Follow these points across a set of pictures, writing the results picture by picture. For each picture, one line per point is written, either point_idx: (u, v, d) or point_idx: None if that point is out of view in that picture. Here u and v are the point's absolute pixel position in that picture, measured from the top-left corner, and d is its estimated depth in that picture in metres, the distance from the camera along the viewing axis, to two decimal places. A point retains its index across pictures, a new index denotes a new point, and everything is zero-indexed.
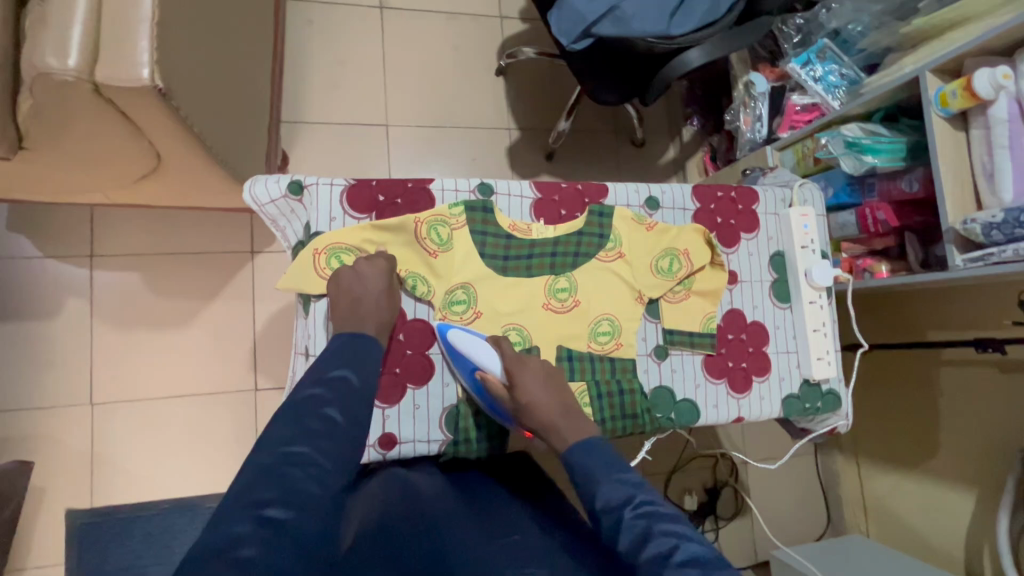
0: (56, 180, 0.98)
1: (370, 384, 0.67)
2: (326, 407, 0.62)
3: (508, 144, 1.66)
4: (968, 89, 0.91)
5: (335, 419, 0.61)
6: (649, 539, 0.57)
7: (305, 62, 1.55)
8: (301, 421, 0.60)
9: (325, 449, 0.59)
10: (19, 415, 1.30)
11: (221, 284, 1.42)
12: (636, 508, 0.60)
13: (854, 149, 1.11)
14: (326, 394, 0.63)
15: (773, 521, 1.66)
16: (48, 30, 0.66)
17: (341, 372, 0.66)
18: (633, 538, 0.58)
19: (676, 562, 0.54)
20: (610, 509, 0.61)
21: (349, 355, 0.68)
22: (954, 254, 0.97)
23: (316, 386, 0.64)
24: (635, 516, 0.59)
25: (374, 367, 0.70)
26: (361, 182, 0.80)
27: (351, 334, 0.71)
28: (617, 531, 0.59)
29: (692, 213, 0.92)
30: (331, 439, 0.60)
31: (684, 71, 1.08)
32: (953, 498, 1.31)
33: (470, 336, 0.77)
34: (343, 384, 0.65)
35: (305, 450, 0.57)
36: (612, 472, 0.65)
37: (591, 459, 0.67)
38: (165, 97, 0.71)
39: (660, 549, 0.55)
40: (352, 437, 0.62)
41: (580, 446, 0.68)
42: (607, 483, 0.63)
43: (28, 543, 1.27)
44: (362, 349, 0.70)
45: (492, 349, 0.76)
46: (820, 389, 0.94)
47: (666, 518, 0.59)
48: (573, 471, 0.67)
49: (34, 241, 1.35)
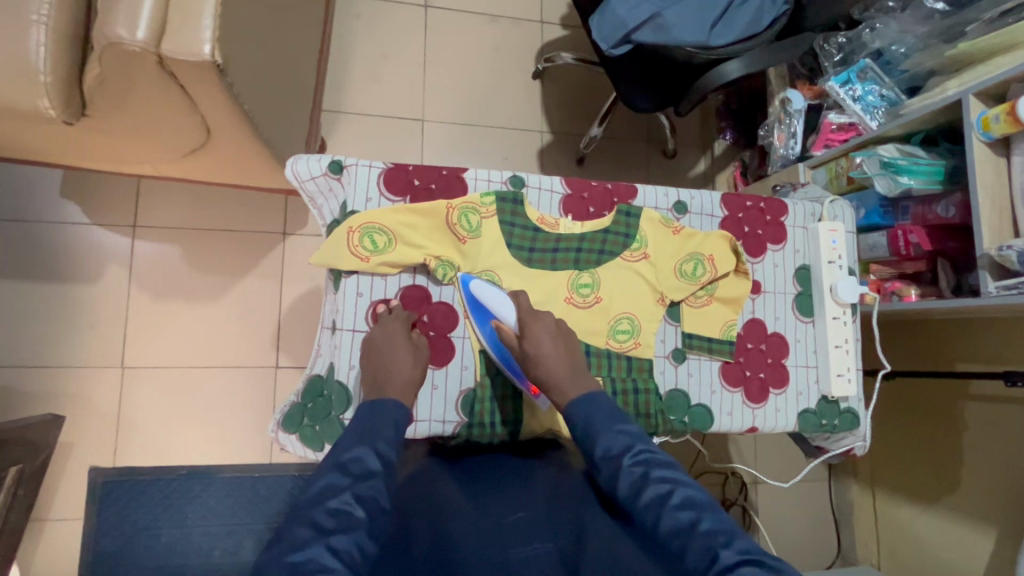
0: (111, 148, 1.03)
1: (390, 459, 0.64)
2: (340, 497, 0.58)
3: (539, 146, 1.68)
4: (1010, 114, 0.90)
5: (353, 512, 0.57)
6: (646, 485, 0.61)
7: (349, 54, 1.60)
8: (314, 517, 0.56)
9: (339, 547, 0.53)
10: (55, 371, 1.36)
11: (254, 262, 1.47)
12: (634, 456, 0.64)
13: (890, 170, 1.10)
14: (341, 481, 0.60)
15: (781, 544, 1.63)
16: (121, 4, 0.70)
17: (355, 454, 0.63)
18: (632, 483, 0.62)
19: (673, 505, 0.59)
20: (609, 457, 0.65)
21: (364, 431, 0.66)
22: (987, 280, 0.95)
23: (331, 474, 0.61)
24: (633, 464, 0.63)
25: (390, 437, 0.67)
26: (398, 166, 0.83)
27: (375, 400, 0.71)
28: (616, 478, 0.63)
29: (720, 220, 0.93)
30: (346, 532, 0.55)
31: (721, 83, 1.09)
32: (971, 536, 1.28)
33: (494, 288, 0.80)
34: (359, 465, 0.61)
35: (319, 554, 0.52)
36: (612, 422, 0.67)
37: (590, 411, 0.69)
38: (222, 73, 0.75)
39: (657, 493, 0.60)
40: (372, 525, 0.57)
41: (580, 402, 0.70)
42: (606, 432, 0.67)
43: (52, 495, 1.33)
44: (381, 419, 0.68)
45: (510, 302, 0.79)
46: (838, 406, 0.93)
47: (662, 464, 0.63)
48: (573, 422, 0.70)
49: (83, 208, 1.42)
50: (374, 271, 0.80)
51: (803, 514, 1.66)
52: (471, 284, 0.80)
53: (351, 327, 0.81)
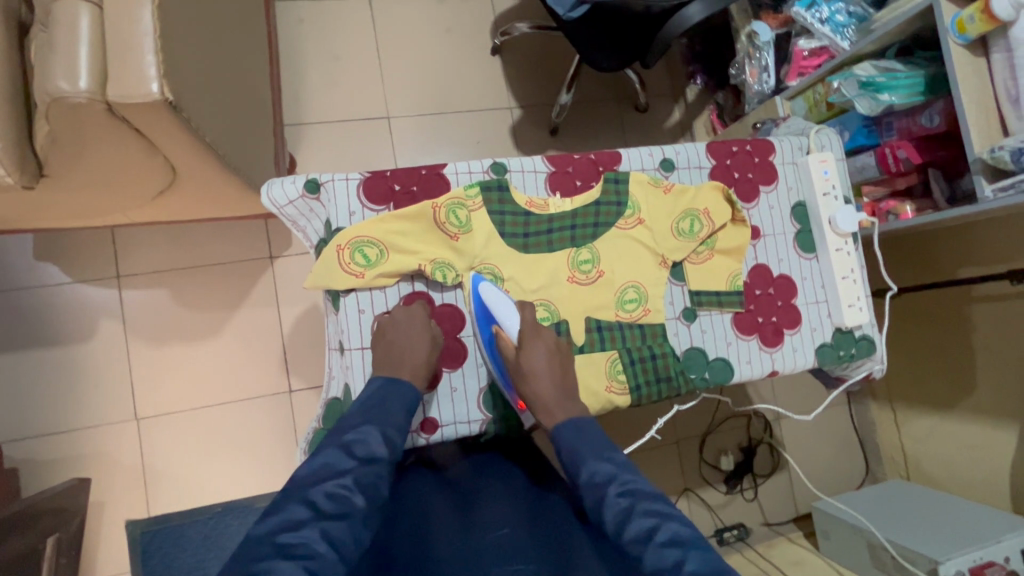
0: (78, 204, 1.00)
1: (394, 444, 0.68)
2: (341, 482, 0.61)
3: (511, 122, 1.65)
4: (986, 12, 0.87)
5: (352, 499, 0.60)
6: (630, 519, 0.60)
7: (300, 62, 1.55)
8: (313, 497, 0.60)
9: (333, 534, 0.57)
10: (70, 435, 1.35)
11: (246, 291, 1.45)
12: (620, 486, 0.64)
13: (869, 89, 1.08)
14: (346, 462, 0.63)
15: (812, 473, 1.67)
16: (56, 55, 0.67)
17: (361, 436, 0.66)
18: (616, 515, 0.62)
19: (657, 541, 0.58)
20: (593, 485, 0.66)
21: (372, 411, 0.70)
22: (983, 185, 0.94)
23: (335, 452, 0.64)
24: (619, 494, 0.63)
25: (397, 421, 0.70)
26: (375, 174, 0.81)
27: (391, 378, 0.74)
28: (601, 507, 0.63)
29: (709, 170, 0.91)
30: (343, 519, 0.58)
31: (686, 27, 1.07)
32: (994, 437, 1.30)
33: (502, 296, 0.79)
34: (363, 447, 0.65)
35: (312, 540, 0.56)
36: (598, 451, 0.69)
37: (576, 437, 0.71)
38: (175, 109, 0.72)
39: (641, 528, 0.59)
40: (367, 513, 0.61)
41: (566, 426, 0.72)
42: (590, 461, 0.68)
43: (95, 556, 1.33)
44: (388, 399, 0.71)
45: (517, 313, 0.78)
46: (853, 335, 0.93)
47: (649, 498, 0.63)
48: (560, 450, 0.71)
49: (62, 267, 1.38)
50: (371, 285, 0.79)
51: (828, 441, 1.69)
52: (481, 285, 0.79)
53: (359, 345, 0.80)
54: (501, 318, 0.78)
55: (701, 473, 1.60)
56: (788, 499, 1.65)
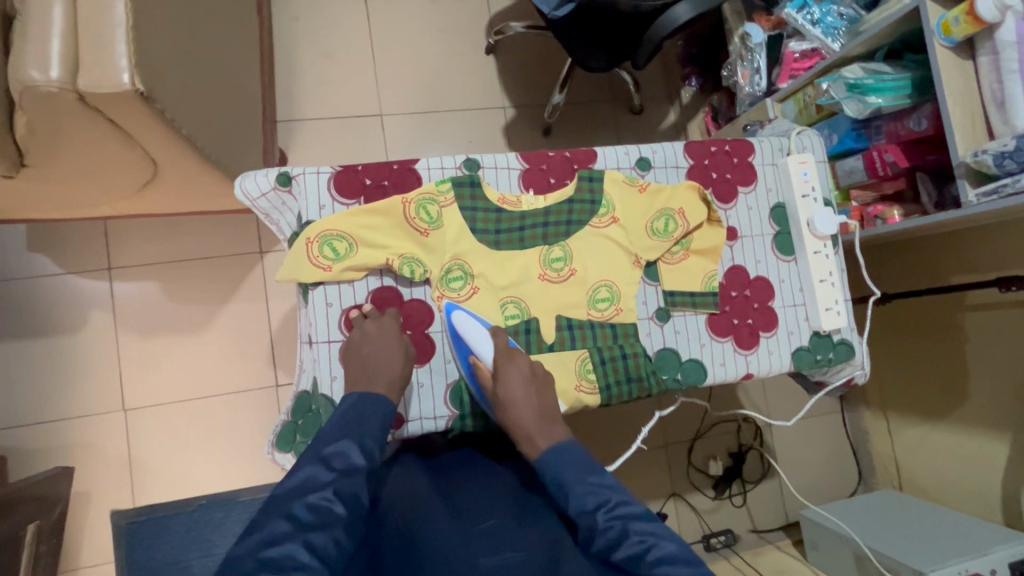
0: (63, 194, 1.01)
1: (374, 454, 0.65)
2: (321, 493, 0.59)
3: (504, 122, 1.64)
4: (971, 14, 0.86)
5: (333, 509, 0.59)
6: (623, 542, 0.58)
7: (295, 59, 1.56)
8: (292, 511, 0.58)
9: (316, 544, 0.56)
10: (58, 425, 1.37)
11: (235, 285, 1.45)
12: (610, 512, 0.61)
13: (857, 91, 1.06)
14: (325, 476, 0.61)
15: (802, 481, 1.65)
16: (30, 45, 0.68)
17: (340, 449, 0.63)
18: (609, 541, 0.59)
19: (651, 562, 0.56)
20: (584, 513, 0.62)
21: (348, 423, 0.67)
22: (966, 190, 0.93)
23: (314, 466, 0.62)
24: (609, 520, 0.60)
25: (376, 431, 0.67)
26: (347, 168, 0.81)
27: (362, 394, 0.71)
28: (593, 535, 0.60)
29: (686, 170, 0.90)
30: (324, 530, 0.57)
31: (672, 28, 1.06)
32: (986, 447, 1.28)
33: (479, 326, 0.77)
34: (343, 460, 0.63)
35: (295, 550, 0.55)
36: (585, 476, 0.65)
37: (561, 464, 0.66)
38: (148, 100, 0.72)
39: (636, 550, 0.57)
40: (349, 521, 0.60)
41: (550, 454, 0.67)
42: (578, 488, 0.63)
43: (79, 545, 1.34)
44: (365, 409, 0.69)
45: (490, 341, 0.76)
46: (831, 340, 0.92)
47: (639, 518, 0.60)
48: (546, 480, 0.66)
49: (54, 258, 1.40)
50: (339, 279, 0.79)
51: (819, 449, 1.67)
52: (454, 313, 0.78)
53: (326, 339, 0.80)
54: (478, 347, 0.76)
55: (688, 478, 1.59)
56: (777, 506, 1.63)
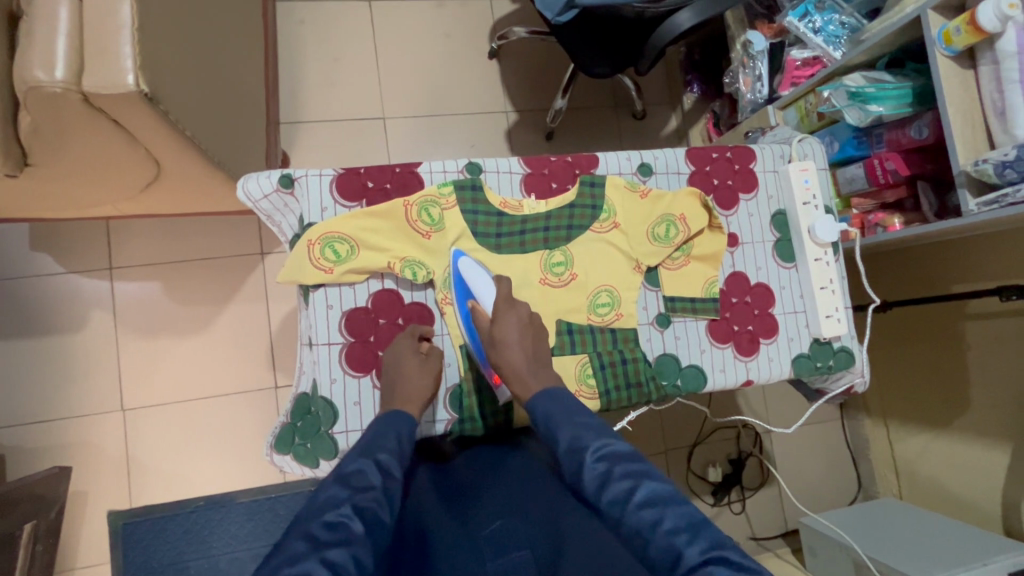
0: (66, 194, 1.01)
1: (393, 474, 0.63)
2: (339, 509, 0.56)
3: (507, 126, 1.65)
4: (972, 24, 0.86)
5: (351, 526, 0.55)
6: (608, 483, 0.58)
7: (299, 62, 1.56)
8: (311, 530, 0.54)
9: (335, 561, 0.51)
10: (56, 424, 1.36)
11: (236, 287, 1.46)
12: (596, 452, 0.60)
13: (858, 99, 1.07)
14: (342, 492, 0.59)
15: (802, 489, 1.64)
16: (36, 45, 0.68)
17: (357, 467, 0.62)
18: (595, 479, 0.59)
19: (636, 502, 0.56)
20: (572, 452, 0.61)
21: (367, 446, 0.66)
22: (968, 199, 0.93)
23: (331, 485, 0.60)
24: (596, 460, 0.60)
25: (393, 451, 0.66)
26: (349, 171, 0.81)
27: (384, 417, 0.71)
28: (579, 473, 0.60)
29: (687, 176, 0.91)
30: (343, 545, 0.53)
31: (675, 35, 1.07)
32: (987, 456, 1.27)
33: (482, 272, 0.80)
34: (361, 477, 0.61)
35: (313, 567, 0.50)
36: (574, 416, 0.64)
37: (552, 406, 0.66)
38: (152, 102, 0.73)
39: (620, 491, 0.57)
40: (370, 542, 0.55)
41: (540, 396, 0.68)
42: (567, 428, 0.63)
43: (75, 545, 1.34)
44: (382, 432, 0.68)
45: (493, 288, 0.78)
46: (831, 347, 0.92)
47: (625, 459, 0.60)
48: (536, 419, 0.66)
49: (55, 258, 1.40)
50: (340, 281, 0.79)
51: (819, 457, 1.66)
52: (460, 260, 0.80)
53: (327, 341, 0.80)
54: (478, 292, 0.78)
55: (688, 484, 1.58)
56: (777, 514, 1.63)
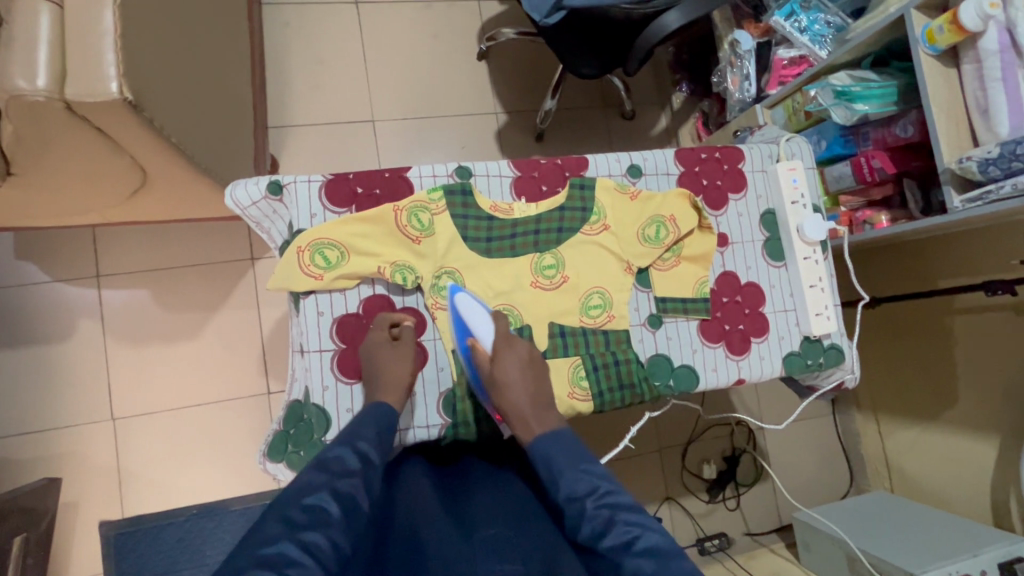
0: (50, 202, 1.00)
1: (371, 463, 0.63)
2: (317, 495, 0.56)
3: (496, 127, 1.65)
4: (954, 23, 0.87)
5: (328, 509, 0.55)
6: (609, 530, 0.57)
7: (287, 65, 1.55)
8: (289, 510, 0.53)
9: (313, 543, 0.51)
10: (44, 435, 1.35)
11: (226, 292, 1.44)
12: (599, 499, 0.60)
13: (844, 99, 1.08)
14: (320, 478, 0.58)
15: (795, 484, 1.66)
16: (15, 54, 0.67)
17: (336, 454, 0.62)
18: (595, 528, 0.58)
19: (635, 550, 0.55)
20: (573, 499, 0.61)
21: (346, 434, 0.65)
22: (952, 196, 0.94)
23: (310, 470, 0.59)
24: (597, 507, 0.59)
25: (372, 439, 0.66)
26: (338, 177, 0.81)
27: (365, 409, 0.71)
28: (580, 520, 0.59)
29: (677, 177, 0.91)
30: (320, 528, 0.52)
31: (662, 36, 1.07)
32: (978, 448, 1.28)
33: (479, 309, 0.78)
34: (340, 465, 0.60)
35: (290, 549, 0.49)
36: (577, 463, 0.64)
37: (555, 448, 0.66)
38: (136, 109, 0.72)
39: (619, 539, 0.56)
40: (347, 525, 0.55)
41: (546, 439, 0.67)
42: (570, 473, 0.63)
43: (66, 558, 1.32)
44: (362, 423, 0.68)
45: (490, 325, 0.78)
46: (821, 344, 0.92)
47: (627, 510, 0.59)
48: (538, 463, 0.66)
49: (41, 266, 1.38)
50: (331, 287, 0.79)
51: (812, 451, 1.68)
52: (457, 295, 0.79)
53: (318, 348, 0.79)
54: (476, 334, 0.78)
55: (683, 482, 1.59)
56: (771, 510, 1.64)
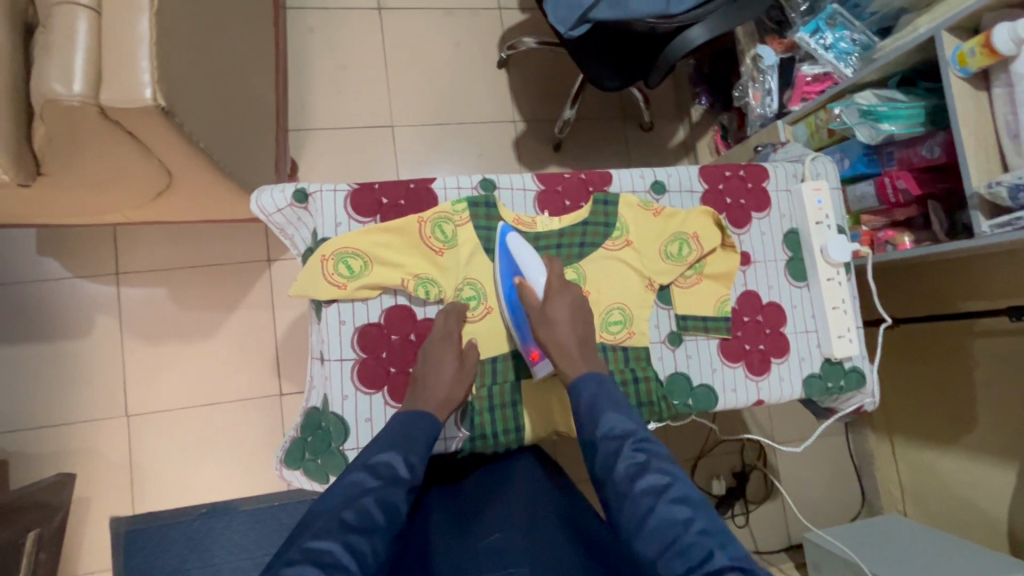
0: (77, 202, 1.01)
1: (414, 474, 0.67)
2: (365, 499, 0.61)
3: (514, 136, 1.65)
4: (987, 46, 0.87)
5: (374, 515, 0.60)
6: (644, 473, 0.65)
7: (309, 69, 1.57)
8: (340, 511, 0.60)
9: (357, 546, 0.57)
10: (59, 429, 1.36)
11: (242, 294, 1.45)
12: (637, 443, 0.67)
13: (870, 118, 1.07)
14: (370, 482, 0.63)
15: (806, 503, 1.64)
16: (53, 59, 0.68)
17: (386, 458, 0.66)
18: (631, 467, 0.65)
19: (668, 497, 0.62)
20: (611, 438, 0.68)
21: (397, 439, 0.69)
22: (980, 220, 0.93)
23: (362, 472, 0.65)
24: (635, 449, 0.67)
25: (420, 448, 0.69)
26: (364, 186, 0.81)
27: (411, 412, 0.73)
28: (618, 458, 0.66)
29: (700, 195, 0.91)
30: (365, 533, 0.58)
31: (687, 50, 1.07)
32: (997, 475, 1.26)
33: (529, 249, 0.82)
34: (388, 471, 0.65)
35: (337, 549, 0.55)
36: (616, 407, 0.71)
37: (599, 391, 0.73)
38: (168, 115, 0.73)
39: (654, 483, 0.64)
40: (388, 531, 0.61)
41: (586, 379, 0.75)
42: (611, 416, 0.70)
43: (76, 552, 1.33)
44: (413, 429, 0.71)
45: (544, 269, 0.81)
46: (842, 367, 0.91)
47: (660, 458, 0.66)
48: (580, 401, 0.73)
49: (62, 262, 1.40)
50: (354, 296, 0.79)
51: (823, 470, 1.66)
52: (509, 234, 0.81)
53: (339, 356, 0.79)
54: (525, 269, 0.80)
55: None
56: (781, 529, 1.62)
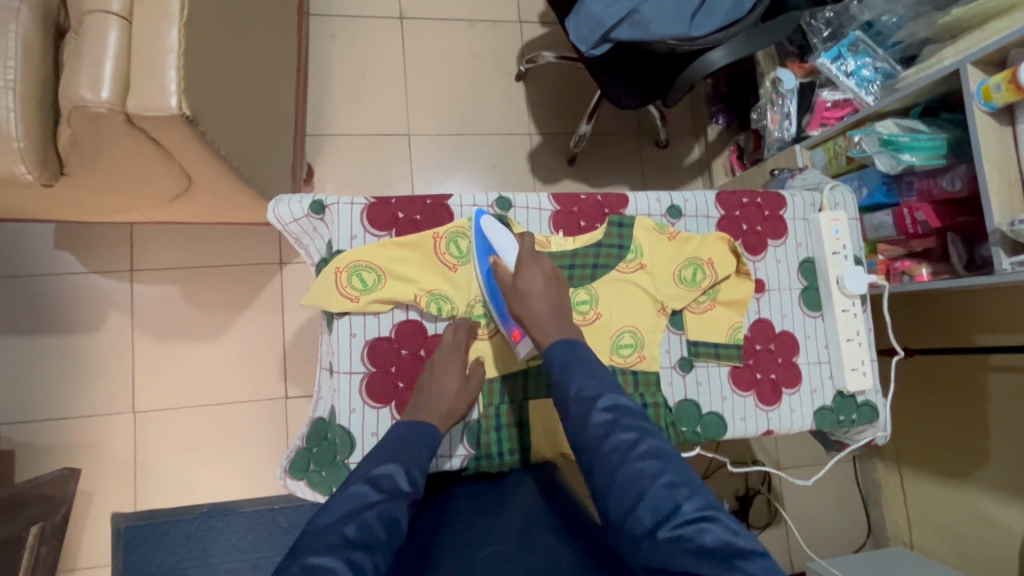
0: (97, 201, 1.02)
1: (416, 487, 0.66)
2: (366, 513, 0.60)
3: (530, 149, 1.65)
4: (1012, 82, 0.85)
5: (376, 530, 0.59)
6: (614, 431, 0.62)
7: (329, 75, 1.58)
8: (341, 526, 0.59)
9: (358, 563, 0.55)
10: (67, 423, 1.37)
11: (253, 296, 1.46)
12: (606, 402, 0.65)
13: (890, 147, 1.06)
14: (372, 496, 0.62)
15: (810, 530, 1.61)
16: (83, 66, 0.69)
17: (387, 471, 0.65)
18: (601, 427, 0.63)
19: (637, 453, 0.60)
20: (582, 399, 0.66)
21: (399, 451, 0.68)
22: (1001, 256, 0.92)
23: (363, 485, 0.64)
24: (604, 408, 0.64)
25: (423, 461, 0.69)
26: (381, 201, 0.82)
27: (407, 423, 0.73)
28: (587, 418, 0.64)
29: (716, 221, 0.90)
30: (366, 549, 0.57)
31: (709, 72, 1.06)
32: (1010, 515, 1.23)
33: (503, 229, 0.82)
34: (390, 485, 0.64)
35: (338, 566, 0.54)
36: (589, 367, 0.68)
37: (570, 355, 0.70)
38: (193, 124, 0.73)
39: (625, 441, 0.61)
40: (390, 547, 0.59)
41: (559, 344, 0.72)
42: (581, 377, 0.67)
43: (77, 546, 1.34)
44: (415, 443, 0.70)
45: (515, 243, 0.81)
46: (854, 400, 0.90)
47: (630, 415, 0.64)
48: (552, 363, 0.70)
49: (79, 258, 1.42)
50: (365, 309, 0.79)
51: (828, 498, 1.64)
52: (483, 219, 0.82)
53: (348, 369, 0.80)
54: (500, 248, 0.81)
55: None
56: (784, 556, 1.59)
